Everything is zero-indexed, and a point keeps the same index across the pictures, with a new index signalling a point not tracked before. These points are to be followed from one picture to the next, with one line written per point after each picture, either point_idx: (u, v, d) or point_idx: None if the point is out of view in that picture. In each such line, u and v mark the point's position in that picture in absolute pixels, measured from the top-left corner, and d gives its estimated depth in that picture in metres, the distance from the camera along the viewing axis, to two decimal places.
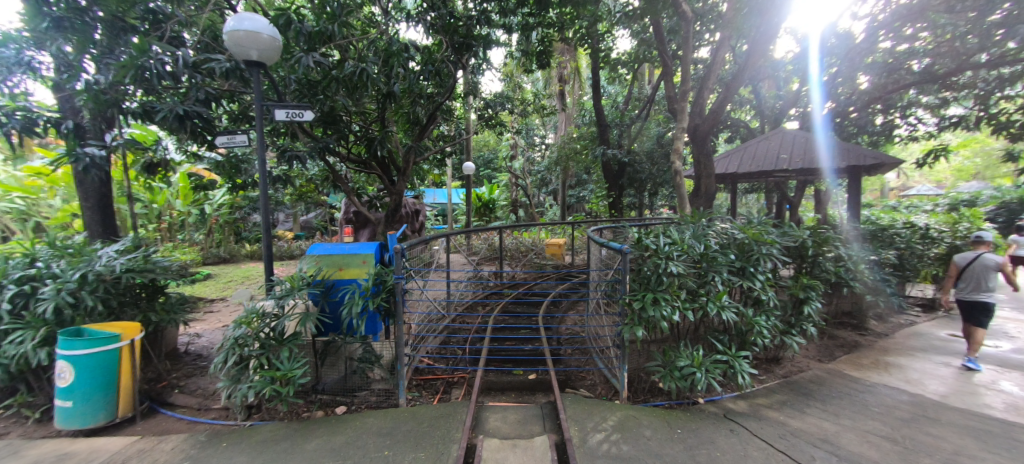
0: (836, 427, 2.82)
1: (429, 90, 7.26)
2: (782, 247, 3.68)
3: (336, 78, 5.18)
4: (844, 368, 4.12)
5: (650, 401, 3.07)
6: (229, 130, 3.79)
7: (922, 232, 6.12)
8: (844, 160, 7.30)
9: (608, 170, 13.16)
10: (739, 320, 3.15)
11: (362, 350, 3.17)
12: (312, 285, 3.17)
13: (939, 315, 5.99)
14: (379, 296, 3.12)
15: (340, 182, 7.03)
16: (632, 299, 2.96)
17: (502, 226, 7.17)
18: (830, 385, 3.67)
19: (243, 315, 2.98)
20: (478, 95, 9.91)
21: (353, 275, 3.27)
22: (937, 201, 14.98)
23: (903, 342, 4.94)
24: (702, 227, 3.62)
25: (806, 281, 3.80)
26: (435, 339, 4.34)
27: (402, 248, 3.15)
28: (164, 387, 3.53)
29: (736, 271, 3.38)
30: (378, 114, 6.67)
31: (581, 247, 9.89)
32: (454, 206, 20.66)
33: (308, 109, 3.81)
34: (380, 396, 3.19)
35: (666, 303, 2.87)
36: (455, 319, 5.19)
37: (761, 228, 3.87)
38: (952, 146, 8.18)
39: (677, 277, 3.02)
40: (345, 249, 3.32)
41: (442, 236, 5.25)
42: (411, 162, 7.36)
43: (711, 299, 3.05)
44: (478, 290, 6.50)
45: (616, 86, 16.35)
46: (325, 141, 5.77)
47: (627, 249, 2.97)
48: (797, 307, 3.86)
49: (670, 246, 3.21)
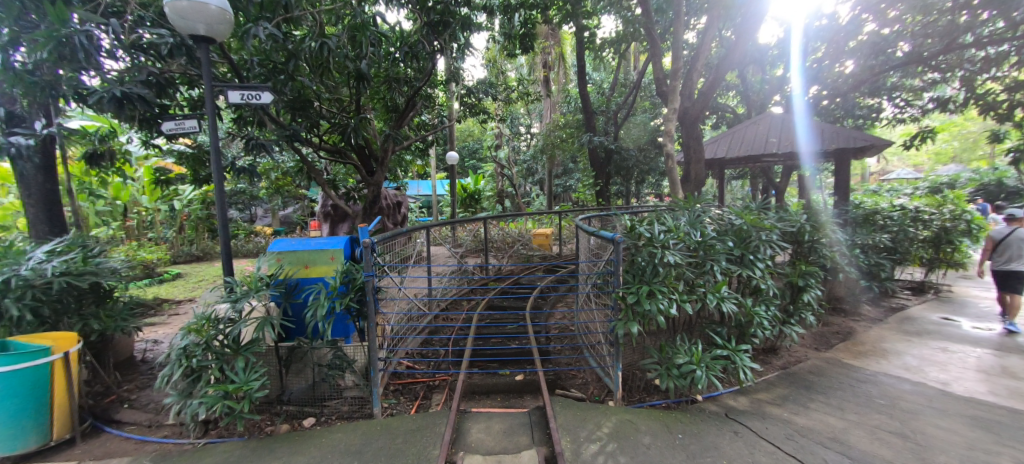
0: (843, 423, 2.64)
1: (406, 74, 6.88)
2: (780, 232, 3.49)
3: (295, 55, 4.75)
4: (842, 356, 3.98)
5: (646, 401, 2.85)
6: (177, 115, 3.38)
7: (912, 214, 6.03)
8: (830, 143, 7.18)
9: (595, 158, 12.94)
10: (738, 312, 2.95)
11: (331, 355, 2.88)
12: (273, 286, 2.85)
13: (928, 298, 5.95)
14: (348, 296, 2.81)
15: (313, 174, 6.65)
16: (626, 293, 2.72)
17: (487, 217, 6.89)
18: (831, 376, 3.51)
19: (193, 321, 2.64)
20: (459, 82, 9.55)
21: (320, 273, 2.99)
22: (918, 184, 15.21)
23: (897, 327, 4.85)
24: (697, 213, 3.39)
25: (805, 268, 3.63)
26: (415, 339, 4.06)
27: (372, 242, 2.85)
28: (111, 402, 3.19)
29: (735, 259, 3.16)
30: (352, 100, 6.28)
31: (568, 236, 9.69)
32: (439, 198, 20.28)
33: (265, 90, 3.43)
34: (353, 405, 2.92)
35: (663, 296, 2.63)
36: (437, 316, 4.91)
37: (758, 212, 3.67)
38: (939, 128, 8.12)
39: (674, 268, 2.78)
40: (310, 245, 3.02)
41: (421, 229, 4.94)
42: (389, 152, 7.00)
43: (709, 291, 2.83)
44: (462, 284, 6.22)
45: (602, 72, 16.10)
46: (294, 129, 5.39)
47: (619, 239, 2.72)
48: (795, 295, 3.69)
49: (665, 234, 2.97)
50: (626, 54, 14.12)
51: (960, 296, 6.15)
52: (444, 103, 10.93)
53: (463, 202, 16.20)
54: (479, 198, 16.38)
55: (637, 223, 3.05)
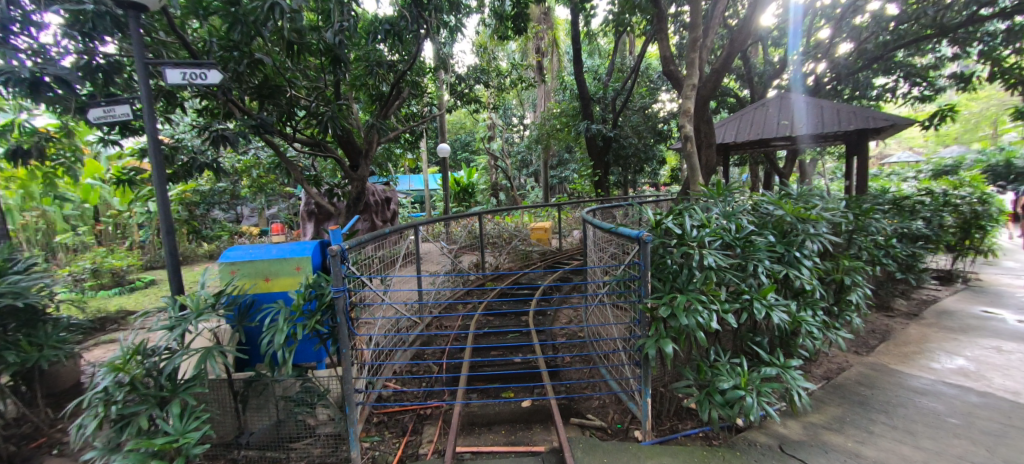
0: (921, 456, 2.18)
1: (388, 58, 6.30)
2: (827, 222, 2.99)
3: (241, 19, 3.92)
4: (887, 362, 3.53)
5: (679, 431, 2.37)
6: (105, 99, 2.82)
7: (943, 199, 5.59)
8: (847, 124, 6.78)
9: (593, 146, 12.42)
10: (788, 321, 2.46)
11: (298, 387, 2.36)
12: (223, 305, 2.32)
13: (959, 289, 5.54)
14: (314, 316, 2.25)
15: (290, 169, 6.08)
16: (656, 304, 2.22)
17: (482, 212, 6.37)
18: (883, 387, 3.05)
19: (118, 355, 2.08)
20: (449, 69, 8.97)
21: (283, 287, 2.49)
22: (922, 166, 14.84)
23: (936, 323, 4.43)
24: (730, 203, 2.90)
25: (851, 264, 3.15)
26: (404, 354, 3.55)
27: (343, 248, 2.32)
28: (38, 448, 2.68)
29: (777, 257, 2.67)
30: (330, 87, 5.72)
31: (568, 230, 9.19)
32: (431, 193, 19.70)
33: (212, 66, 2.84)
34: (327, 446, 2.40)
35: (703, 307, 2.13)
36: (429, 323, 4.41)
37: (798, 200, 3.17)
38: (959, 106, 7.66)
39: (713, 271, 2.28)
40: (270, 253, 2.51)
41: (409, 227, 4.42)
42: (374, 143, 6.45)
43: (756, 297, 2.33)
44: (456, 286, 5.70)
45: (597, 58, 15.53)
46: (262, 118, 4.81)
47: (648, 237, 2.21)
48: (838, 295, 3.22)
49: (698, 229, 2.47)
50: (622, 38, 13.55)
51: (990, 285, 5.77)
52: (434, 92, 10.36)
53: (456, 197, 15.65)
54: (473, 192, 15.82)
55: (663, 217, 2.55)
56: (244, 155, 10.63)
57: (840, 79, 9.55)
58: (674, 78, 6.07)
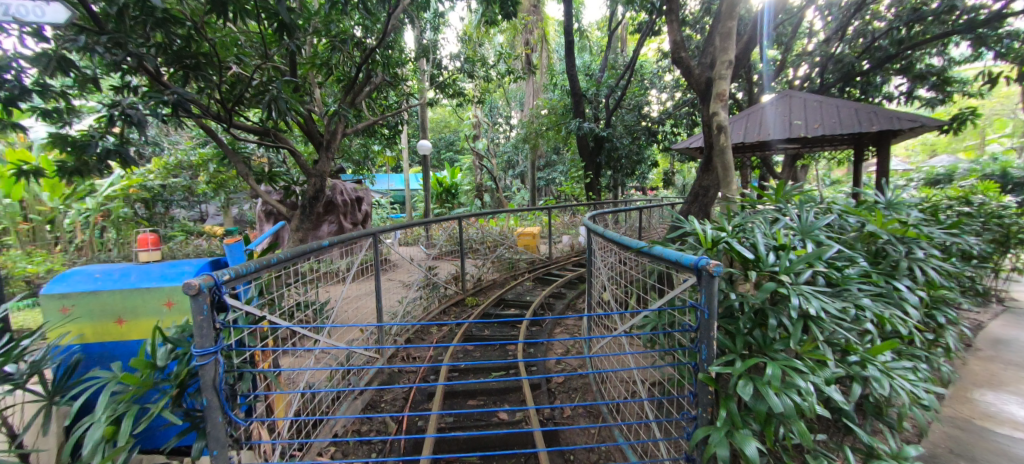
0: None
1: (355, 32, 5.36)
2: (925, 241, 2.22)
3: None
4: (969, 415, 2.79)
5: None
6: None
7: (985, 209, 4.94)
8: (869, 125, 6.14)
9: (585, 146, 11.84)
10: (909, 390, 1.66)
11: None
12: (27, 369, 1.47)
13: (1002, 312, 4.90)
14: (164, 399, 1.35)
15: (233, 162, 5.07)
16: (729, 376, 1.38)
17: (465, 214, 5.48)
18: (988, 460, 2.30)
19: None
20: (429, 55, 8.03)
21: (144, 333, 1.70)
22: (915, 174, 14.50)
23: (999, 357, 3.74)
24: (801, 212, 2.11)
25: (943, 294, 2.40)
26: (350, 408, 2.65)
27: (223, 281, 1.41)
28: None
29: (877, 292, 1.88)
30: (283, 64, 4.80)
31: (559, 235, 8.35)
32: (412, 193, 18.69)
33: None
34: None
35: (804, 383, 1.31)
36: (393, 356, 3.54)
37: (880, 211, 2.41)
38: (980, 109, 7.12)
39: (814, 321, 1.45)
40: (125, 282, 1.71)
41: (366, 235, 3.47)
42: (338, 134, 5.53)
43: (868, 358, 1.53)
44: (429, 303, 4.77)
45: (589, 55, 14.78)
46: (178, 91, 3.74)
47: (718, 269, 1.36)
48: (923, 335, 2.46)
49: (777, 253, 1.66)
50: (615, 34, 12.83)
51: None
52: (415, 84, 9.45)
53: (439, 198, 14.69)
54: (457, 193, 14.84)
55: (720, 235, 1.76)
56: (200, 147, 9.50)
57: (847, 80, 9.01)
58: (685, 66, 5.30)
